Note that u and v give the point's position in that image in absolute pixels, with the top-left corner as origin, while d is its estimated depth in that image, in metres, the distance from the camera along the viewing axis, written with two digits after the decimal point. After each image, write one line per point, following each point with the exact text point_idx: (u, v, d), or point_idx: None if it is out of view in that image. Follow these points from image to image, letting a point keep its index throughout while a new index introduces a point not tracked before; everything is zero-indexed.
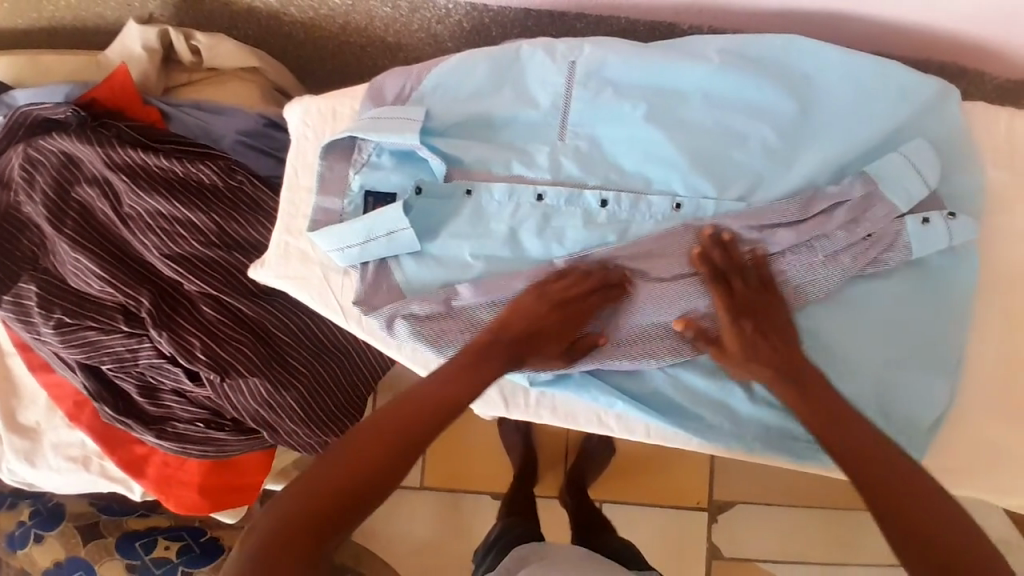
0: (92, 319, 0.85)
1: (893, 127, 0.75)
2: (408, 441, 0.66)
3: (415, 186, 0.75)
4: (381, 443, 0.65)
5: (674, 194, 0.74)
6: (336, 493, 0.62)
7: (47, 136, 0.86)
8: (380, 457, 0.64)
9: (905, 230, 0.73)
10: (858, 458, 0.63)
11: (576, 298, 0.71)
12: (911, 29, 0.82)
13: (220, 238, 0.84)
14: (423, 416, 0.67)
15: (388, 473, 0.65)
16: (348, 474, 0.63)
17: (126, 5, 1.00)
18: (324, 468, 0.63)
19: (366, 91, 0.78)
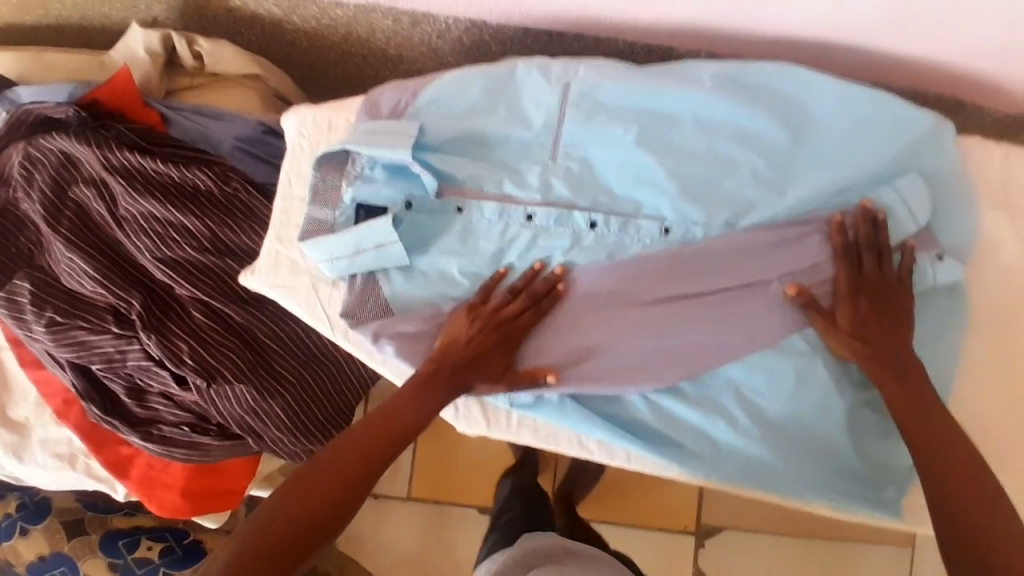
0: (82, 318, 0.86)
1: (886, 160, 0.75)
2: (376, 458, 0.71)
3: (405, 202, 0.76)
4: (353, 462, 0.70)
5: (664, 219, 0.75)
6: (309, 514, 0.67)
7: (47, 136, 0.87)
8: (350, 477, 0.69)
9: (901, 265, 0.72)
10: (931, 438, 0.68)
11: (508, 319, 0.72)
12: (911, 62, 0.82)
13: (211, 244, 0.85)
14: (391, 433, 0.72)
15: (358, 489, 0.70)
16: (322, 495, 0.68)
17: (131, 7, 1.01)
18: (299, 491, 0.68)
19: (362, 104, 0.79)
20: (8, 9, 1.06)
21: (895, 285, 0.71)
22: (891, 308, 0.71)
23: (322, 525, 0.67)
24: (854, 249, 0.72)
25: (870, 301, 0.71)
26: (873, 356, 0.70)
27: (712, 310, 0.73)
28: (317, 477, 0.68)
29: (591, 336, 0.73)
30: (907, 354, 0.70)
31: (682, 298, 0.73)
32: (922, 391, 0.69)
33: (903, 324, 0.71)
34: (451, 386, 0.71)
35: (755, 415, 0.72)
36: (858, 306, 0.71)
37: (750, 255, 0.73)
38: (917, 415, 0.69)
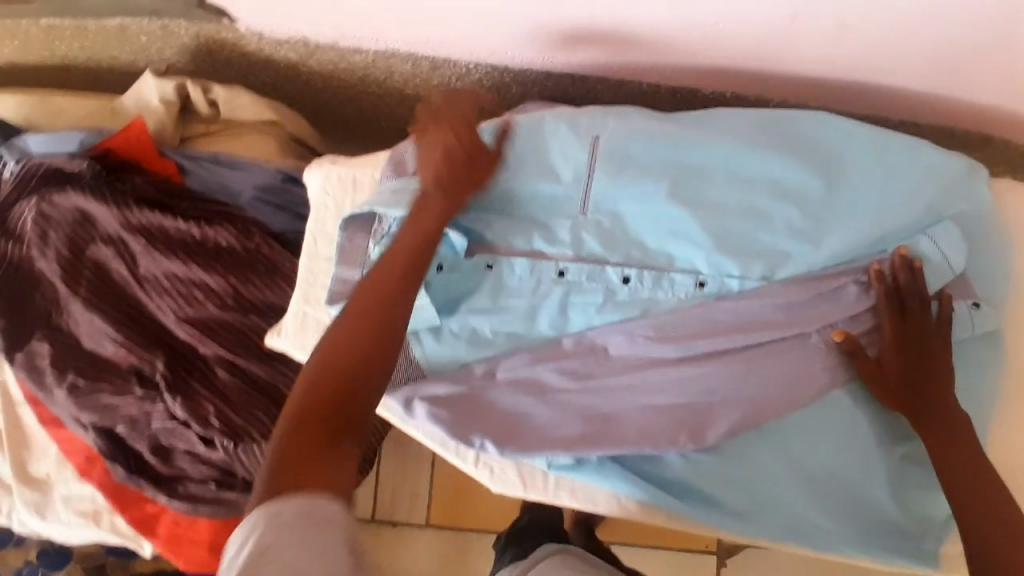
0: (105, 380, 0.86)
1: (923, 208, 0.74)
2: (368, 331, 0.63)
3: (436, 263, 0.75)
4: (341, 352, 0.62)
5: (697, 272, 0.74)
6: (320, 414, 0.58)
7: (61, 193, 0.85)
8: (367, 329, 0.63)
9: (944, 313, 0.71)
10: (972, 494, 0.67)
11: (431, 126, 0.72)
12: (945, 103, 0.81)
13: (235, 300, 0.84)
14: (377, 302, 0.64)
15: (380, 337, 0.63)
16: (324, 396, 0.59)
17: (140, 51, 0.98)
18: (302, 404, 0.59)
19: (389, 160, 0.77)
20: (11, 50, 1.03)
21: (935, 333, 0.70)
22: (936, 356, 0.70)
23: (343, 423, 0.59)
24: (900, 299, 0.71)
25: (908, 351, 0.70)
26: (916, 412, 0.70)
27: (749, 366, 0.72)
28: (313, 386, 0.60)
29: (629, 396, 0.72)
30: (946, 400, 0.69)
31: (717, 355, 0.73)
32: (965, 444, 0.69)
33: (940, 373, 0.70)
34: (421, 221, 0.68)
35: (795, 473, 0.71)
36: (898, 356, 0.70)
37: (787, 307, 0.73)
38: (955, 467, 0.68)
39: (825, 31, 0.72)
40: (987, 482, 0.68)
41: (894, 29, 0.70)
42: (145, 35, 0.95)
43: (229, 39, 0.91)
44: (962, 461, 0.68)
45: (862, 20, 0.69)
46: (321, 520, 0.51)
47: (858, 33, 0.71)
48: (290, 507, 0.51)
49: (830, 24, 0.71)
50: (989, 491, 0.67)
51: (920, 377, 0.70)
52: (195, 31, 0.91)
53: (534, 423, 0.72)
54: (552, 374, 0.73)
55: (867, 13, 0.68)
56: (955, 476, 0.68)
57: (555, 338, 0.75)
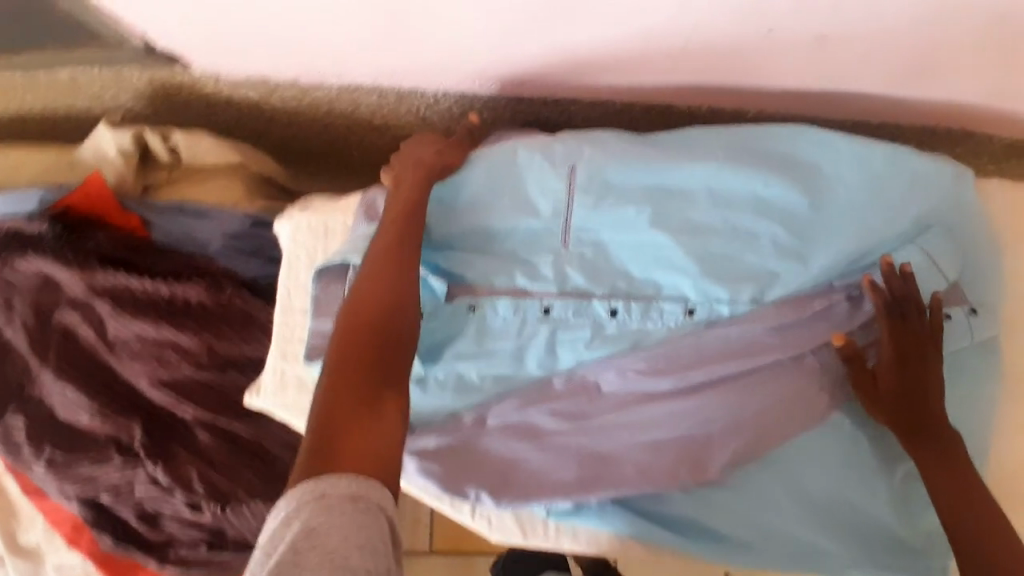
0: (84, 452, 0.85)
1: (913, 216, 0.71)
2: (382, 305, 0.63)
3: None
4: (366, 307, 0.62)
5: (686, 299, 0.71)
6: (358, 368, 0.58)
7: (25, 259, 0.84)
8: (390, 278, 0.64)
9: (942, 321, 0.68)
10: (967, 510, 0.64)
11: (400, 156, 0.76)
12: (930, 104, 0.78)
13: (210, 358, 0.82)
14: (389, 278, 0.64)
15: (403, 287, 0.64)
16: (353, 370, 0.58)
17: (94, 98, 0.94)
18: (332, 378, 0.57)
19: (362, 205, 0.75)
20: None
21: (929, 341, 0.67)
22: (932, 365, 0.67)
23: (376, 386, 0.58)
24: (902, 309, 0.67)
25: (900, 362, 0.67)
26: (913, 428, 0.66)
27: (745, 394, 0.69)
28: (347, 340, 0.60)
29: (626, 433, 0.70)
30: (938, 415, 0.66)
31: (711, 385, 0.70)
32: (958, 460, 0.65)
33: (932, 387, 0.67)
34: (412, 205, 0.70)
35: (800, 498, 0.69)
36: (893, 366, 0.67)
37: (780, 328, 0.70)
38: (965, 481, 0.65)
39: (797, 44, 0.69)
40: (982, 502, 0.64)
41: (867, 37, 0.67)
42: (97, 83, 0.90)
43: (185, 81, 0.88)
44: (956, 478, 0.65)
45: (838, 30, 0.67)
46: (368, 506, 0.49)
47: (834, 43, 0.69)
48: (341, 487, 0.49)
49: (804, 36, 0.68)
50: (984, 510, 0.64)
51: (911, 393, 0.66)
52: (149, 76, 0.87)
53: (529, 469, 0.69)
54: (543, 416, 0.71)
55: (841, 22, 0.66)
56: (950, 494, 0.65)
57: (544, 378, 0.72)
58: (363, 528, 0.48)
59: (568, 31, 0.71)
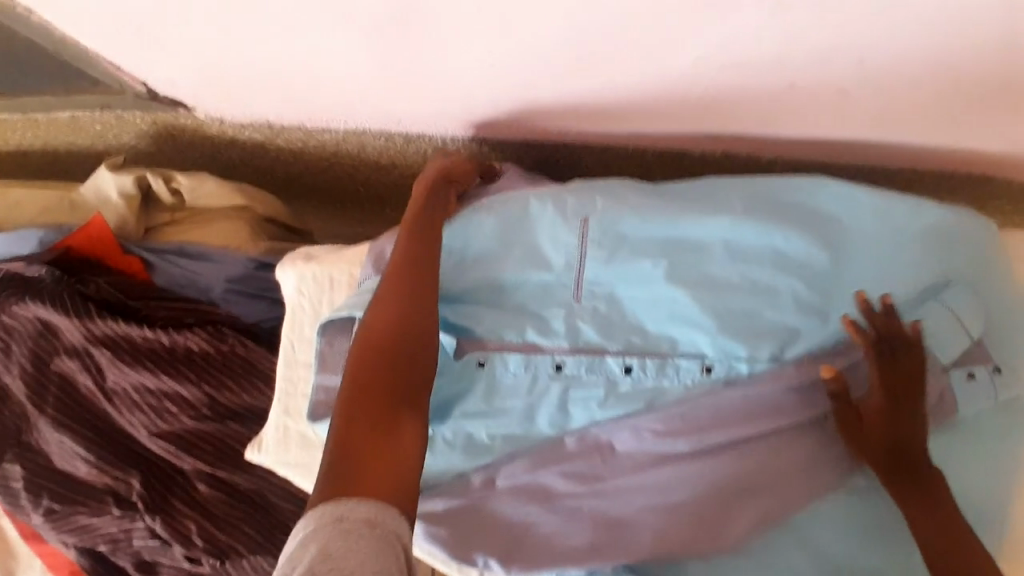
0: (82, 503, 0.83)
1: (937, 271, 0.69)
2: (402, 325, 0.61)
3: None
4: (381, 332, 0.61)
5: (703, 355, 0.68)
6: (373, 395, 0.56)
7: (20, 304, 0.81)
8: (404, 300, 0.63)
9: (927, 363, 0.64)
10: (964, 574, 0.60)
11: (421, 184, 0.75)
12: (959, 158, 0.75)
13: (210, 409, 0.80)
14: (408, 297, 0.63)
15: (418, 309, 0.63)
16: (373, 390, 0.57)
17: (97, 137, 0.93)
18: (349, 400, 0.56)
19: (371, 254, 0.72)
20: None
21: (914, 369, 0.64)
22: (917, 395, 0.64)
23: (392, 410, 0.56)
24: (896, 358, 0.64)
25: (885, 398, 0.64)
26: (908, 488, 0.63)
27: (764, 457, 0.67)
28: (361, 365, 0.58)
29: (641, 495, 0.67)
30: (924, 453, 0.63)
31: (728, 447, 0.67)
32: (945, 503, 0.63)
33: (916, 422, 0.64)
34: (431, 224, 0.70)
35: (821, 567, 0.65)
36: (877, 401, 0.64)
37: (799, 389, 0.68)
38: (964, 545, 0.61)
39: (817, 97, 0.67)
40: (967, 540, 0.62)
41: (891, 92, 0.65)
42: (99, 124, 0.90)
43: (188, 124, 0.87)
44: (942, 519, 0.62)
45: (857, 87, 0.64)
46: (383, 533, 0.47)
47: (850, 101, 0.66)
48: (357, 512, 0.48)
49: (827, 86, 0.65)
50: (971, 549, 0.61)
51: (897, 431, 0.63)
52: (151, 119, 0.87)
53: (541, 533, 0.67)
54: (556, 477, 0.69)
55: (862, 79, 0.64)
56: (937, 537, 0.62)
57: (556, 437, 0.70)
58: (380, 555, 0.46)
59: (579, 81, 0.69)
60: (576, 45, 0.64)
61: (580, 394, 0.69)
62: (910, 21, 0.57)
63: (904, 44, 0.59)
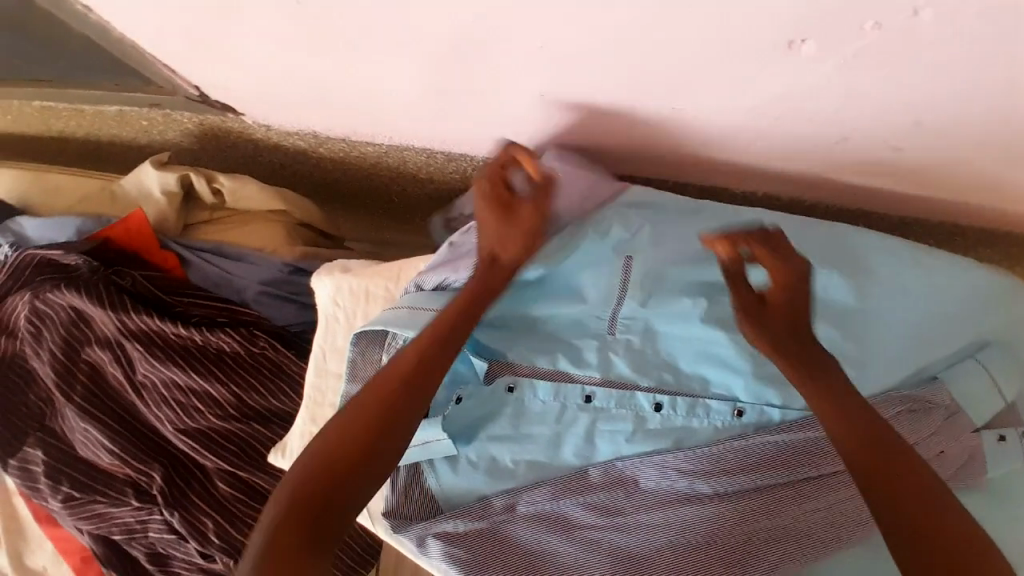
0: (101, 493, 0.83)
1: (974, 331, 0.69)
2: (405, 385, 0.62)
3: (455, 397, 0.73)
4: (362, 421, 0.60)
5: (735, 399, 0.69)
6: (319, 486, 0.57)
7: (55, 291, 0.82)
8: (396, 392, 0.62)
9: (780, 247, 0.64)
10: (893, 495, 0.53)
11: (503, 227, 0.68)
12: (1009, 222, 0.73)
13: (237, 410, 0.80)
14: (405, 389, 0.62)
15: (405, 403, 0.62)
16: (352, 443, 0.59)
17: (141, 131, 0.94)
18: (300, 482, 0.57)
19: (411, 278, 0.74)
20: (14, 121, 1.00)
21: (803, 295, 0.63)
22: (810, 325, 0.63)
23: (326, 507, 0.57)
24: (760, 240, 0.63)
25: (810, 357, 0.60)
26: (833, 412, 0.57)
27: (792, 507, 0.65)
28: (328, 447, 0.59)
29: (663, 531, 0.66)
30: (868, 412, 0.57)
31: (754, 493, 0.66)
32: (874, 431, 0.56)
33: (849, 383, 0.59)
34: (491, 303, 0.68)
35: None
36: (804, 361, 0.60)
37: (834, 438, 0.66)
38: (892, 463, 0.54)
39: (868, 165, 0.65)
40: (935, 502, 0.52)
41: (947, 167, 0.63)
42: (146, 119, 0.91)
43: (234, 127, 0.88)
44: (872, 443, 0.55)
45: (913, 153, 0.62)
46: None
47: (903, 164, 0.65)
48: None
49: (883, 156, 0.63)
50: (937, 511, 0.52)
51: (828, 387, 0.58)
52: (198, 119, 0.88)
53: (559, 564, 0.66)
54: (577, 507, 0.68)
55: (917, 154, 0.62)
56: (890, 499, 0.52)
57: (581, 468, 0.69)
58: None
59: (627, 128, 0.68)
60: (631, 98, 0.62)
61: (608, 428, 0.70)
62: (979, 109, 0.54)
63: (970, 129, 0.57)
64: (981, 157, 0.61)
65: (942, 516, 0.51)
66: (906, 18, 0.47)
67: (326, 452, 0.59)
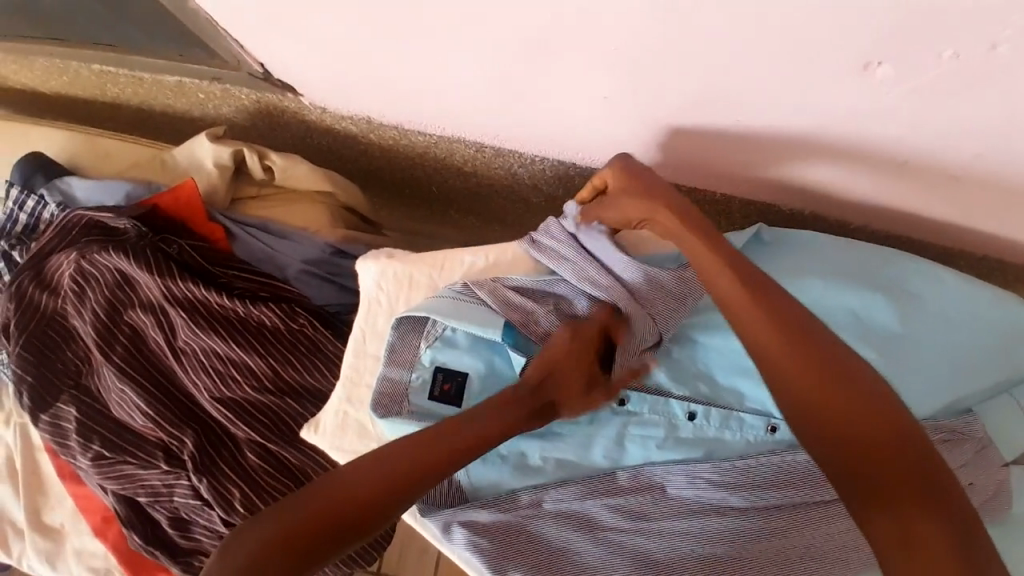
0: (131, 454, 0.85)
1: (1011, 366, 0.69)
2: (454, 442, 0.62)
3: None
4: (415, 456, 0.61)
5: (770, 414, 0.68)
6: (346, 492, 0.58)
7: (103, 252, 0.83)
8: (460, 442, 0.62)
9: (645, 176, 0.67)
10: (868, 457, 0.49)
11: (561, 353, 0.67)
12: None
13: (271, 383, 0.82)
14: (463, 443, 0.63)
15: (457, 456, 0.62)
16: (390, 478, 0.59)
17: (197, 103, 0.96)
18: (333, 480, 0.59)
19: (485, 285, 0.70)
20: (70, 81, 1.02)
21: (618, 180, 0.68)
22: (630, 212, 0.67)
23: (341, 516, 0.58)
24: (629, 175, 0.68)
25: (814, 350, 0.53)
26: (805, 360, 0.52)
27: (811, 524, 0.66)
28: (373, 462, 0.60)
29: (687, 540, 0.66)
30: (868, 404, 0.50)
31: (781, 509, 0.67)
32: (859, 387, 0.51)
33: (860, 367, 0.52)
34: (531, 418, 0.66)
35: None
36: (795, 342, 0.53)
37: None
38: (866, 429, 0.50)
39: (924, 193, 0.66)
40: (939, 498, 0.47)
41: (1003, 201, 0.63)
42: (204, 92, 0.93)
43: (291, 107, 0.89)
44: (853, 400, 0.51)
45: (972, 186, 0.62)
46: None
47: (958, 198, 0.65)
48: None
49: (942, 184, 0.63)
50: (932, 513, 0.47)
51: (825, 382, 0.51)
52: (256, 96, 0.89)
53: (580, 561, 0.67)
54: (601, 508, 0.68)
55: (972, 186, 0.62)
56: (869, 500, 0.49)
57: (609, 470, 0.70)
58: None
59: (685, 138, 0.68)
60: (692, 107, 0.63)
61: (639, 435, 0.70)
62: None
63: None
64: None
65: (945, 515, 0.47)
66: (983, 53, 0.47)
67: (363, 476, 0.59)
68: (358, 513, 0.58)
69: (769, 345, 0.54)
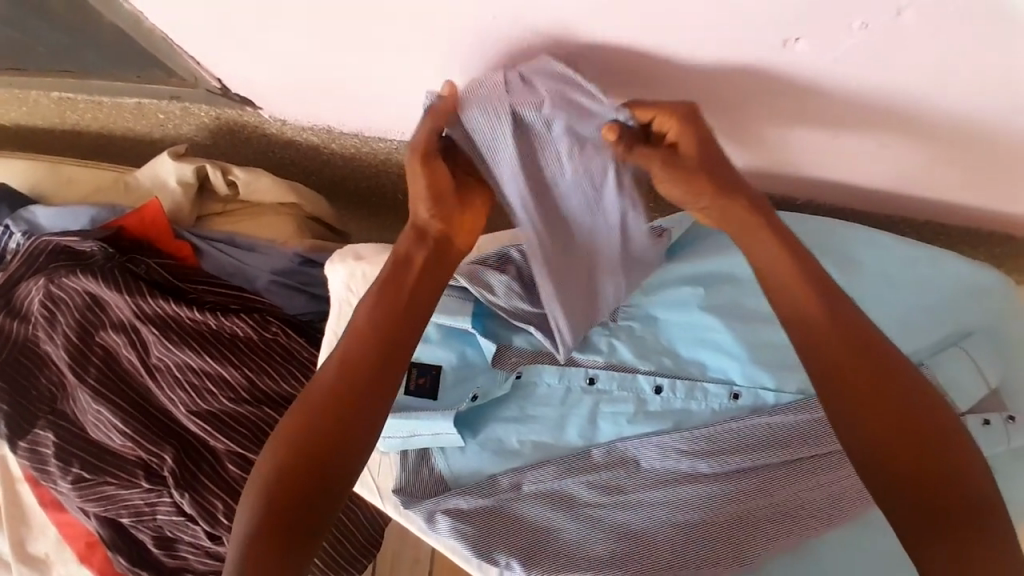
0: (110, 474, 0.85)
1: (953, 320, 0.74)
2: (369, 374, 0.63)
3: (472, 395, 0.74)
4: (351, 378, 0.63)
5: (731, 383, 0.72)
6: (308, 444, 0.61)
7: (71, 276, 0.84)
8: (384, 342, 0.64)
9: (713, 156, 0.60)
10: (905, 439, 0.55)
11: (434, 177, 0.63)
12: (1004, 229, 0.77)
13: (248, 393, 0.83)
14: (387, 346, 0.64)
15: (390, 360, 0.64)
16: (341, 416, 0.62)
17: (157, 124, 0.97)
18: (290, 440, 0.61)
19: (464, 272, 0.73)
20: (28, 112, 1.03)
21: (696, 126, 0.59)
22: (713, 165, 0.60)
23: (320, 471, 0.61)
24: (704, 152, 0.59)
25: (866, 350, 0.57)
26: (859, 358, 0.57)
27: (783, 484, 0.69)
28: (319, 405, 0.62)
29: (664, 509, 0.69)
30: (910, 397, 0.56)
31: (752, 472, 0.69)
32: (904, 381, 0.56)
33: (890, 350, 0.57)
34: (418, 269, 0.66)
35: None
36: (848, 338, 0.58)
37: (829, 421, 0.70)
38: (911, 419, 0.55)
39: (859, 162, 0.70)
40: (958, 477, 0.54)
41: (931, 165, 0.68)
42: (163, 113, 0.94)
43: (250, 122, 0.91)
44: (893, 396, 0.56)
45: (903, 151, 0.66)
46: None
47: (891, 166, 0.69)
48: None
49: (873, 153, 0.68)
50: (955, 488, 0.54)
51: (873, 376, 0.57)
52: (216, 113, 0.91)
53: (562, 539, 0.69)
54: (579, 486, 0.70)
55: (902, 151, 0.67)
56: (907, 482, 0.55)
57: (584, 448, 0.72)
58: None
59: None
60: (635, 95, 0.66)
61: (613, 415, 0.73)
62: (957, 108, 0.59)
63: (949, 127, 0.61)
64: (961, 156, 0.65)
65: (964, 490, 0.54)
66: (894, 21, 0.51)
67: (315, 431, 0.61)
68: (328, 459, 0.61)
69: (820, 345, 0.58)
